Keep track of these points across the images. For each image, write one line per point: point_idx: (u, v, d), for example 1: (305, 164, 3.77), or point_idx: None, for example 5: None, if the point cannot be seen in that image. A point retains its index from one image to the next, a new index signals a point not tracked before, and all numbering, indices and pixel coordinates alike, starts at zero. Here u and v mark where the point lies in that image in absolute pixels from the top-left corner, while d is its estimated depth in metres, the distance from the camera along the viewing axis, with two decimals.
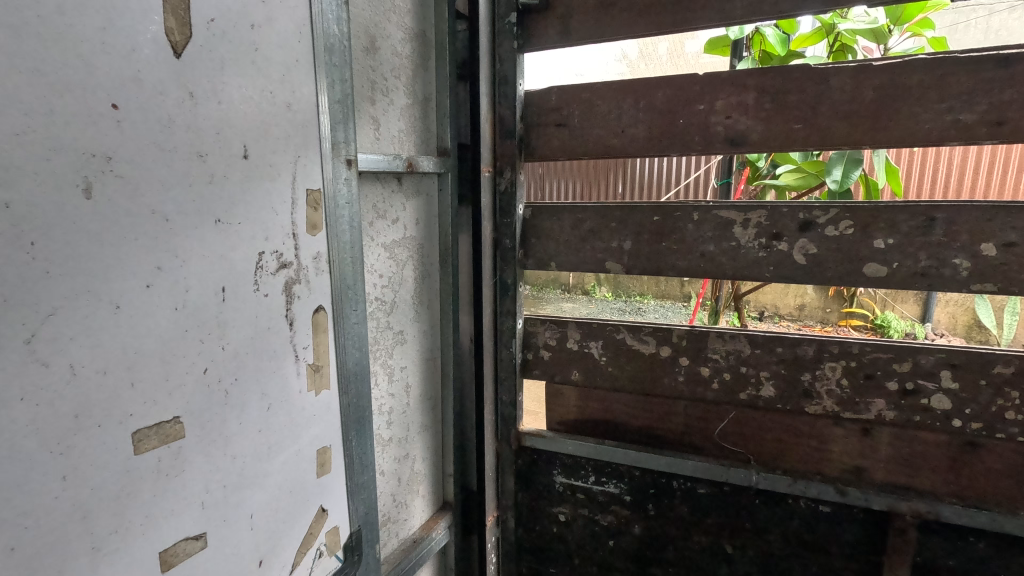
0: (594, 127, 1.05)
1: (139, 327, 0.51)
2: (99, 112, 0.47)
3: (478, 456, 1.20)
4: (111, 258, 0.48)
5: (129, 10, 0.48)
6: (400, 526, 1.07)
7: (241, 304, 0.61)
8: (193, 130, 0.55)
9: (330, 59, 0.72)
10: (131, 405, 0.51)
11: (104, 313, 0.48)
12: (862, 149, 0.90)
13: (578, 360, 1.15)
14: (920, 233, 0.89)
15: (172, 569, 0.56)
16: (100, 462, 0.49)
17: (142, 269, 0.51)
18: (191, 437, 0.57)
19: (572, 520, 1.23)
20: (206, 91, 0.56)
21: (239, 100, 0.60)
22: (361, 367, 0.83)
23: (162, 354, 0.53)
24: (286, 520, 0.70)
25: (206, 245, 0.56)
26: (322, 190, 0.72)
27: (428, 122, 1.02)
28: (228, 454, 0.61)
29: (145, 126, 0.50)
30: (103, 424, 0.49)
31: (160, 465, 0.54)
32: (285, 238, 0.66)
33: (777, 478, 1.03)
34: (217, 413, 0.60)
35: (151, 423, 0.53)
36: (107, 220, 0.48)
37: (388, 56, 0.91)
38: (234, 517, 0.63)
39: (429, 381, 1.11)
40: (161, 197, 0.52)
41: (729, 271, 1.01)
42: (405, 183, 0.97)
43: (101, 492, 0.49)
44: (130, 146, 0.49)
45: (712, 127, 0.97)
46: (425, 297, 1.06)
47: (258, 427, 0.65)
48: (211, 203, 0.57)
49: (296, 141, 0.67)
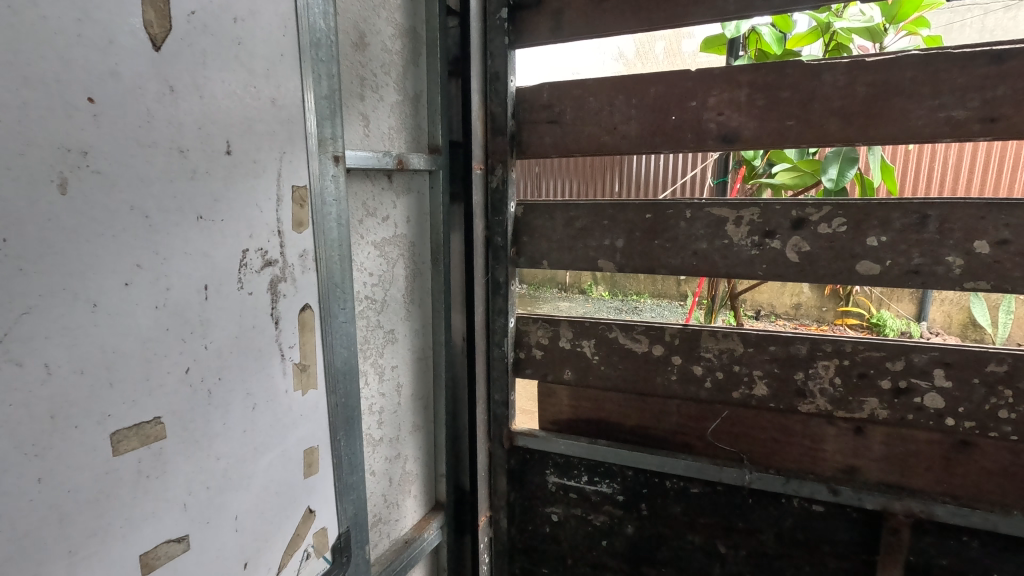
0: (587, 124, 1.05)
1: (118, 327, 0.50)
2: (74, 106, 0.46)
3: (470, 455, 1.20)
4: (88, 256, 0.48)
5: (105, 2, 0.48)
6: (391, 526, 1.06)
7: (225, 303, 0.61)
8: (174, 125, 0.54)
9: (317, 54, 0.72)
10: (110, 405, 0.50)
11: (82, 312, 0.48)
12: (855, 147, 0.90)
13: (571, 359, 1.15)
14: (913, 231, 0.89)
15: (154, 571, 0.56)
16: (77, 463, 0.48)
17: (120, 267, 0.50)
18: (174, 437, 0.56)
19: (565, 520, 1.23)
20: (188, 86, 0.55)
21: (222, 95, 0.59)
22: (349, 367, 0.83)
23: (143, 354, 0.53)
24: (273, 520, 0.70)
25: (188, 243, 0.56)
26: (308, 188, 0.71)
27: (419, 120, 1.02)
28: (212, 452, 0.61)
29: (123, 120, 0.49)
30: (81, 425, 0.48)
31: (142, 466, 0.53)
32: (270, 235, 0.66)
33: (769, 477, 1.03)
34: (200, 414, 0.59)
35: (131, 424, 0.52)
36: (84, 216, 0.47)
37: (378, 52, 0.90)
38: (218, 519, 0.62)
39: (420, 380, 1.11)
40: (140, 193, 0.51)
41: (722, 269, 1.01)
42: (395, 180, 0.97)
43: (78, 494, 0.48)
44: (107, 141, 0.48)
45: (705, 124, 0.97)
46: (416, 296, 1.06)
47: (243, 427, 0.64)
48: (193, 200, 0.56)
49: (281, 137, 0.67)
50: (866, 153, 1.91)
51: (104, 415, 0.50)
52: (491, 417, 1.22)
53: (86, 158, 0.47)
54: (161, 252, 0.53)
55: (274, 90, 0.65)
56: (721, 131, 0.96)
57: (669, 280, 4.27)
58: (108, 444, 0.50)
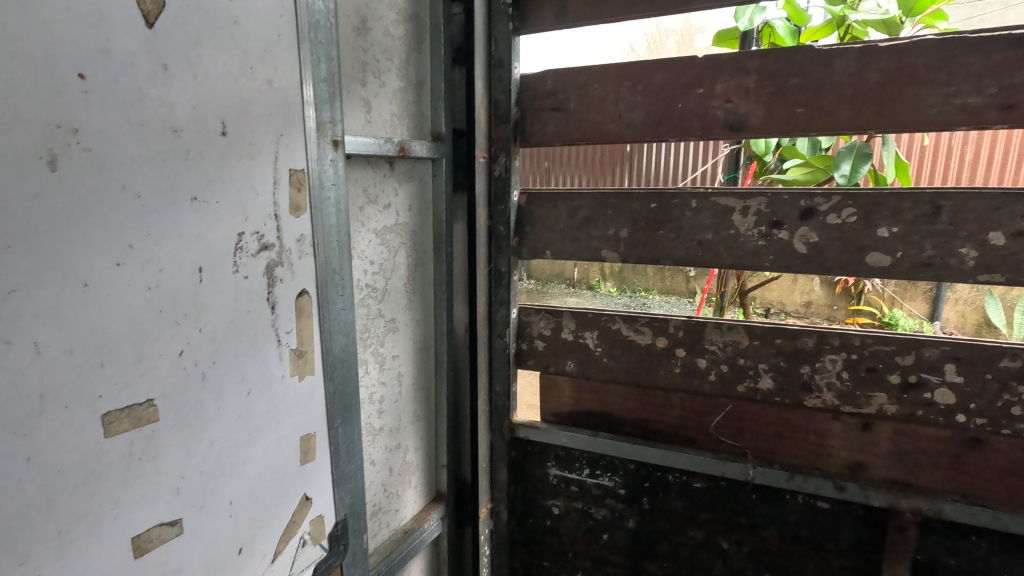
0: (601, 119, 1.50)
1: (96, 304, 0.88)
2: (34, 157, 0.77)
3: (471, 396, 1.73)
4: (72, 258, 0.84)
5: (110, 20, 0.86)
6: (390, 516, 1.60)
7: (217, 287, 1.07)
8: (163, 112, 0.95)
9: (315, 35, 1.23)
10: (100, 389, 0.89)
11: (78, 291, 0.86)
12: (879, 129, 1.29)
13: (573, 349, 1.66)
14: (925, 220, 1.23)
15: (145, 551, 0.98)
16: (55, 446, 0.84)
17: (110, 257, 0.89)
18: (163, 421, 0.99)
19: (564, 513, 1.77)
20: (174, 65, 0.97)
21: (213, 72, 1.03)
22: (345, 354, 1.39)
23: (133, 339, 0.93)
24: (266, 506, 1.20)
25: (178, 226, 0.99)
26: (304, 174, 1.24)
27: (423, 106, 1.56)
28: (153, 454, 0.98)
29: (95, 119, 0.86)
30: (63, 407, 0.84)
31: (132, 448, 0.95)
32: (265, 219, 1.15)
33: (773, 475, 1.46)
34: (193, 399, 1.04)
35: (121, 410, 0.93)
36: (84, 188, 0.85)
37: (381, 36, 1.41)
38: (210, 504, 1.09)
39: (424, 368, 1.68)
40: (131, 179, 0.91)
41: (728, 260, 1.40)
42: (396, 166, 1.49)
43: (60, 475, 0.85)
44: (96, 119, 0.86)
45: (713, 110, 1.42)
46: (417, 283, 1.64)
47: (204, 445, 1.07)
48: (181, 186, 0.99)
49: (277, 119, 1.17)
50: (879, 150, 1.87)
51: (77, 397, 0.87)
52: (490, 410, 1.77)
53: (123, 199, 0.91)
54: (156, 285, 0.97)
55: (235, 24, 1.05)
56: (728, 118, 1.41)
57: (677, 275, 4.19)
58: (102, 429, 0.90)
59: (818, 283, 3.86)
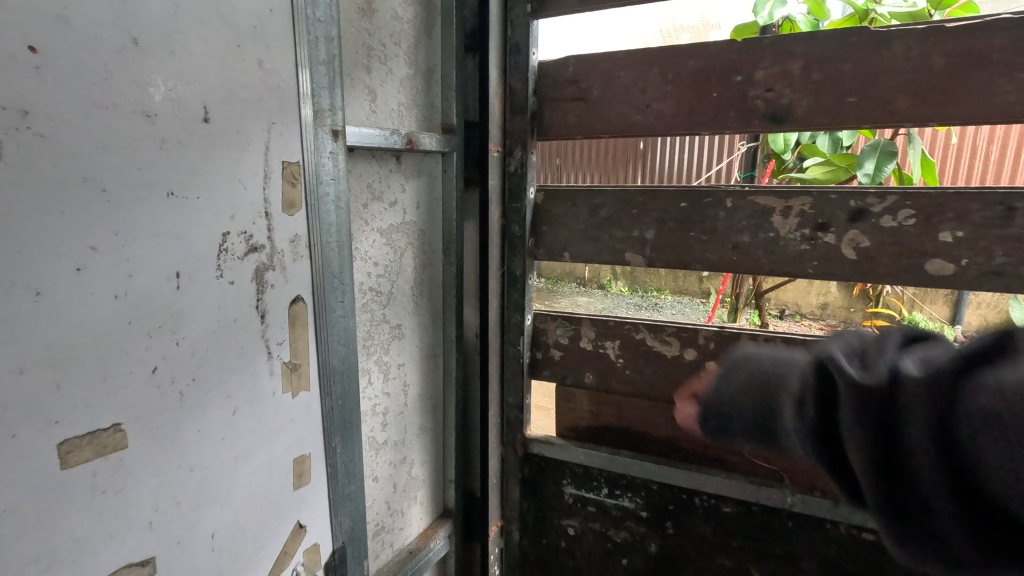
0: (616, 102, 0.99)
1: (71, 318, 0.45)
2: (13, 56, 0.40)
3: (481, 460, 1.16)
4: (45, 234, 0.43)
5: None
6: (395, 536, 1.03)
7: (201, 291, 0.56)
8: (138, 84, 0.49)
9: (313, 14, 0.67)
10: (59, 411, 0.45)
11: (34, 301, 0.43)
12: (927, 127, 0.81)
13: (592, 360, 1.09)
14: (994, 224, 0.80)
15: None
16: (18, 477, 0.43)
17: (73, 249, 0.45)
18: (138, 447, 0.51)
19: (582, 534, 1.18)
20: (156, 41, 0.50)
21: (196, 41, 0.54)
22: (346, 365, 0.80)
23: (99, 351, 0.48)
24: (256, 538, 0.66)
25: (157, 223, 0.51)
26: (301, 164, 0.67)
27: (433, 96, 0.99)
28: (171, 441, 0.54)
29: (72, 69, 0.44)
30: (21, 433, 0.43)
31: (96, 480, 0.48)
32: (256, 217, 0.61)
33: (816, 502, 0.94)
34: (172, 421, 0.54)
35: (83, 433, 0.47)
36: (23, 184, 0.41)
37: (388, 20, 0.87)
38: (189, 538, 0.57)
39: (430, 380, 1.08)
40: (95, 161, 0.46)
41: (765, 265, 0.94)
42: (405, 162, 0.93)
43: (15, 514, 0.43)
44: (54, 102, 0.43)
45: (752, 101, 0.90)
46: (426, 289, 1.03)
47: (223, 434, 0.60)
48: (164, 172, 0.52)
49: (270, 106, 0.62)
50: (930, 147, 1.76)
51: (38, 372, 0.44)
52: (502, 421, 1.18)
53: (114, 130, 0.47)
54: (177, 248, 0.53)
55: (251, 49, 0.59)
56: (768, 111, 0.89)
57: (691, 276, 4.13)
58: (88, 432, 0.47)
59: (835, 285, 3.77)
